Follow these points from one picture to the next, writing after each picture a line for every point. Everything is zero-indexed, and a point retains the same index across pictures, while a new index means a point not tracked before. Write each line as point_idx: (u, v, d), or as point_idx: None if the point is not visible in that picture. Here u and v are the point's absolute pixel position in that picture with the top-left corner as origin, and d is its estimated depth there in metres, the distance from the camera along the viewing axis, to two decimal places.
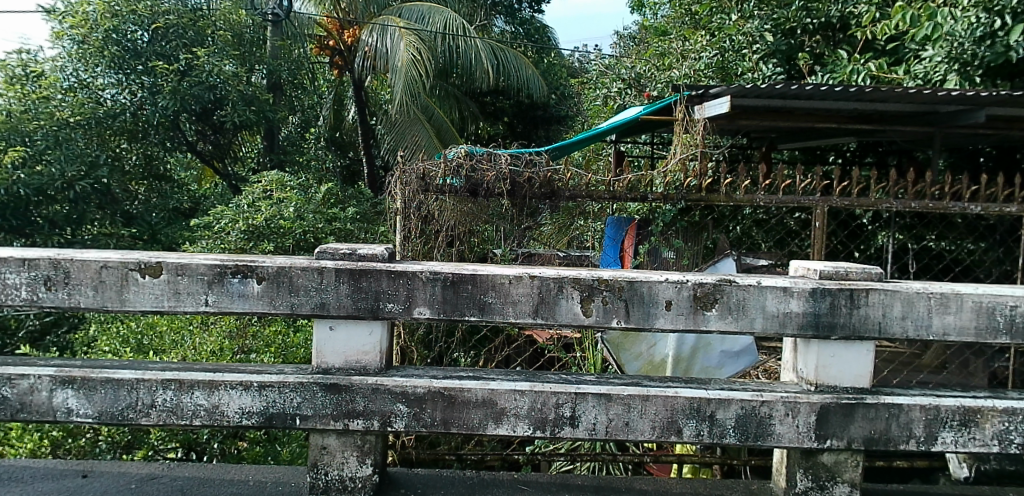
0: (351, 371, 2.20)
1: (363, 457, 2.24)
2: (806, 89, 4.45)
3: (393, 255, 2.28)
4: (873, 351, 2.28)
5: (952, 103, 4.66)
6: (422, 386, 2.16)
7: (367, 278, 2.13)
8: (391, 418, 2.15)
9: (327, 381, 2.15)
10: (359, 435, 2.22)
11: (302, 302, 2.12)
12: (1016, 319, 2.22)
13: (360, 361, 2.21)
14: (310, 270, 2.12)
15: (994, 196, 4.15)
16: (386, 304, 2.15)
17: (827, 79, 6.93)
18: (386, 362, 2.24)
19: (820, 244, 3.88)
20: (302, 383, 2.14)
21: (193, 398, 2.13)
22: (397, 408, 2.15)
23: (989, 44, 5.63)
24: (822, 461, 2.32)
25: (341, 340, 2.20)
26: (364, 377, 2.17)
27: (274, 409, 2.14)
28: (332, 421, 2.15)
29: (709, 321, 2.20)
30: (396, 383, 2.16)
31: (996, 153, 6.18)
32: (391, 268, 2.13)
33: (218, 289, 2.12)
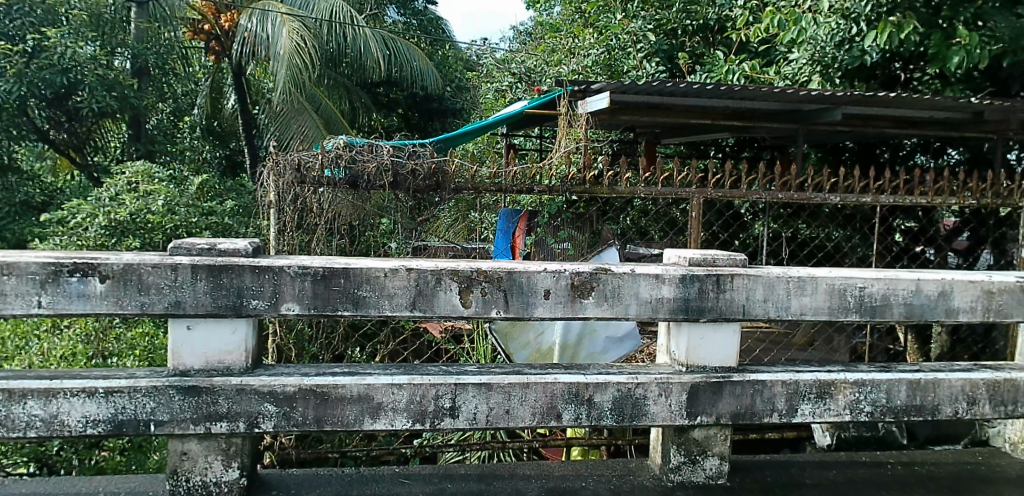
0: (212, 372, 2.11)
1: (229, 461, 2.16)
2: (683, 87, 4.65)
3: (258, 250, 2.21)
4: (738, 332, 2.45)
5: (813, 103, 5.06)
6: (292, 385, 2.09)
7: (229, 273, 2.05)
8: (258, 419, 2.08)
9: (185, 384, 2.04)
10: (223, 439, 2.13)
11: (153, 302, 2.01)
12: (863, 299, 2.49)
13: (222, 361, 2.12)
14: (161, 267, 2.01)
15: (851, 188, 4.50)
16: (250, 301, 2.07)
17: (705, 78, 7.30)
18: (251, 361, 2.16)
19: (697, 233, 4.08)
20: (156, 387, 2.03)
21: (26, 408, 1.97)
22: (264, 408, 2.08)
23: (847, 48, 6.17)
24: (693, 437, 2.49)
25: (201, 340, 2.10)
26: (228, 378, 2.08)
27: (124, 415, 2.02)
28: (192, 426, 2.05)
29: (586, 308, 2.27)
30: (264, 382, 2.08)
31: (857, 147, 6.80)
32: (254, 263, 2.06)
33: (52, 289, 1.96)
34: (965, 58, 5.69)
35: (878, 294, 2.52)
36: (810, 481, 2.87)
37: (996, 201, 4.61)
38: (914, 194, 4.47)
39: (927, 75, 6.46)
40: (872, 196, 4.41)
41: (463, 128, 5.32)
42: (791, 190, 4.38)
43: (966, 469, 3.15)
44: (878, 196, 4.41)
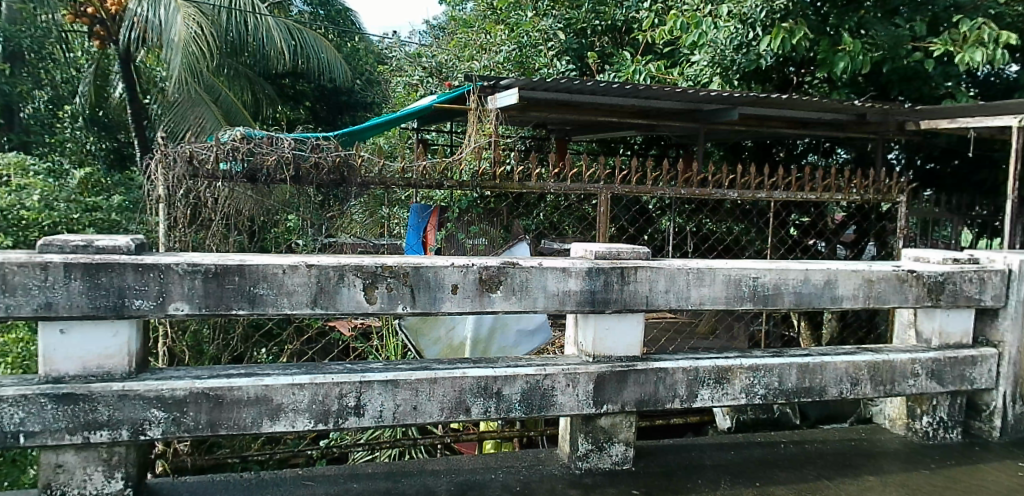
0: (90, 378, 1.97)
1: (111, 471, 2.03)
2: (590, 85, 4.73)
3: (142, 247, 2.09)
4: (642, 322, 2.56)
5: (713, 103, 5.28)
6: (183, 389, 1.99)
7: (107, 272, 1.92)
8: (145, 426, 1.97)
9: (58, 392, 1.90)
10: (104, 448, 2.01)
11: (20, 303, 1.85)
12: (757, 288, 2.69)
13: (101, 366, 1.99)
14: (30, 266, 1.86)
15: (749, 184, 4.71)
16: (133, 302, 1.95)
17: (613, 77, 7.47)
18: (135, 365, 2.04)
19: (606, 228, 4.16)
20: (24, 396, 1.88)
21: None
22: (151, 414, 1.97)
23: (745, 52, 6.51)
24: (600, 425, 2.59)
25: (76, 344, 1.96)
26: (108, 384, 1.95)
27: None
28: (67, 436, 1.92)
29: (494, 302, 2.30)
30: (149, 387, 1.97)
31: (756, 146, 7.16)
32: (136, 260, 1.95)
33: None
34: (849, 64, 6.11)
35: (771, 283, 2.71)
36: (710, 463, 3.01)
37: (877, 197, 4.96)
38: (805, 191, 4.74)
39: (816, 79, 6.91)
40: (767, 192, 4.63)
41: (370, 122, 5.21)
42: (693, 186, 4.54)
43: (850, 446, 3.39)
44: (772, 193, 4.65)
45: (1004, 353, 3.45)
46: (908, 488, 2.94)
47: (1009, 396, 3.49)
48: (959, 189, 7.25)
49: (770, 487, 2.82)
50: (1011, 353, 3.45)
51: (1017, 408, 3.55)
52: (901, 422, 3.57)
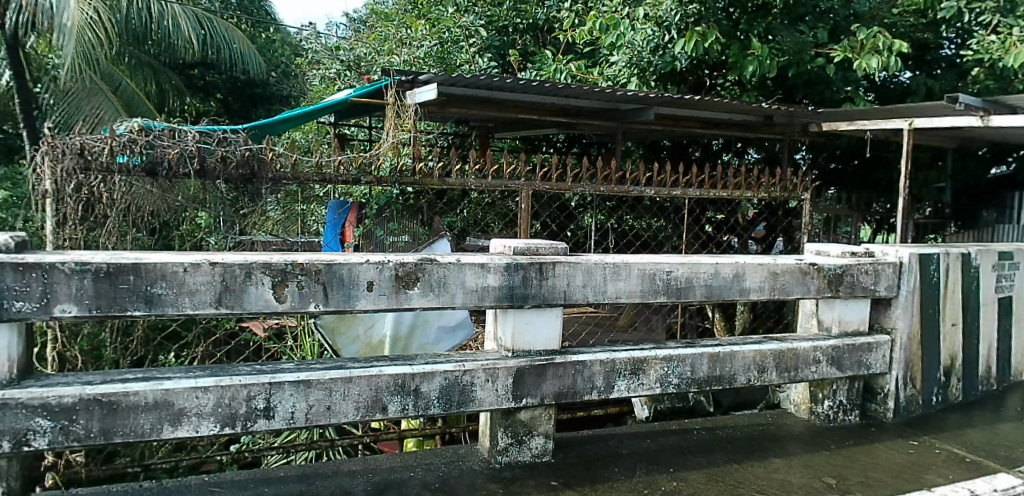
0: None
1: None
2: (509, 82, 4.72)
3: (22, 245, 1.95)
4: (560, 316, 2.63)
5: (630, 102, 5.39)
6: (72, 395, 1.87)
7: None
8: (28, 436, 1.84)
9: None
10: None
11: None
12: (669, 282, 2.81)
13: None
14: None
15: (665, 182, 4.84)
16: (13, 304, 1.82)
17: (535, 75, 7.51)
18: (16, 372, 1.91)
19: (526, 225, 4.19)
20: None
21: None
22: (35, 423, 1.84)
23: (661, 54, 6.72)
24: (520, 419, 2.68)
25: None
26: None
27: None
28: None
29: (412, 298, 2.30)
30: (34, 395, 1.84)
31: (673, 146, 7.38)
32: (17, 260, 1.82)
33: None
34: (758, 68, 6.39)
35: (683, 277, 2.84)
36: (627, 451, 3.09)
37: (784, 194, 5.22)
38: (717, 189, 4.92)
39: (727, 82, 7.21)
40: (682, 190, 4.78)
41: (282, 115, 5.05)
42: (611, 183, 4.64)
43: (758, 430, 3.55)
44: (687, 190, 4.80)
45: (896, 339, 3.69)
46: (809, 468, 3.11)
47: (900, 379, 3.75)
48: (857, 186, 7.72)
49: (683, 472, 2.93)
50: (902, 339, 3.69)
51: (908, 390, 3.82)
52: (805, 407, 3.77)
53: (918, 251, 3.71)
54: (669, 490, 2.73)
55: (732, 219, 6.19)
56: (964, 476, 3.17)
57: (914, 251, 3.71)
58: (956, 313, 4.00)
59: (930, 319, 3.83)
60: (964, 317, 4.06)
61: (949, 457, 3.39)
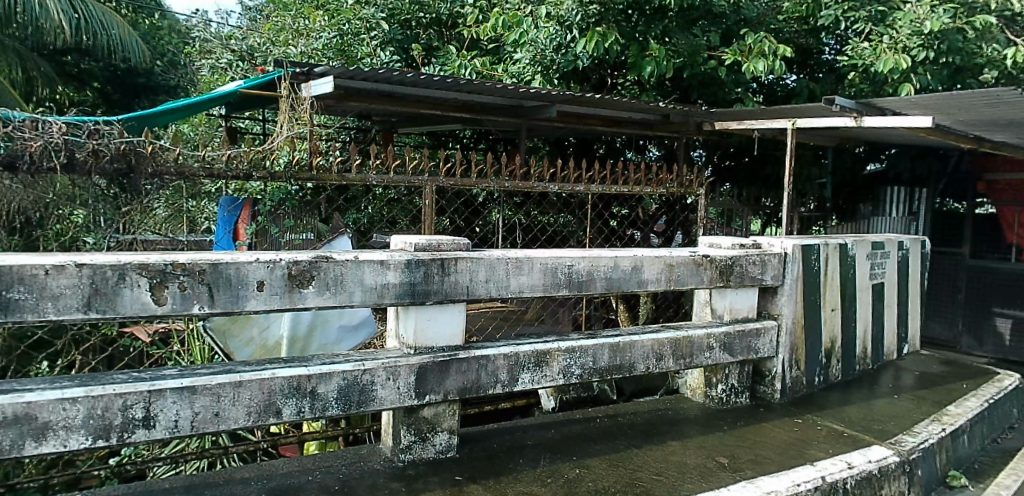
0: None
1: None
2: (410, 77, 4.64)
3: None
4: (463, 311, 2.68)
5: (533, 99, 5.44)
6: None
7: None
8: None
9: None
10: None
11: None
12: (571, 275, 2.89)
13: None
14: None
15: (568, 177, 4.93)
16: None
17: (439, 70, 7.43)
18: None
19: (431, 221, 4.16)
20: None
21: None
22: None
23: (564, 52, 6.84)
24: (423, 416, 2.66)
25: None
26: None
27: None
28: None
29: (306, 298, 2.26)
30: None
31: (578, 142, 7.53)
32: None
33: None
34: (655, 68, 6.63)
35: (584, 270, 2.93)
36: (531, 442, 3.13)
37: (681, 190, 5.45)
38: (619, 185, 5.07)
39: (627, 82, 7.44)
40: (585, 186, 4.88)
41: (166, 106, 4.76)
42: (516, 179, 4.67)
43: (657, 415, 3.69)
44: (589, 186, 4.91)
45: (783, 324, 3.93)
46: (704, 449, 3.27)
47: (785, 362, 4.00)
48: (747, 182, 8.17)
49: (585, 459, 3.00)
50: (787, 324, 3.93)
51: (793, 372, 4.08)
52: (700, 391, 3.96)
53: (800, 243, 3.96)
54: (572, 478, 2.80)
55: (634, 214, 6.40)
56: (841, 449, 3.43)
57: (797, 243, 3.95)
58: (835, 298, 4.30)
59: (812, 306, 4.10)
60: (842, 303, 4.36)
61: (829, 432, 3.65)
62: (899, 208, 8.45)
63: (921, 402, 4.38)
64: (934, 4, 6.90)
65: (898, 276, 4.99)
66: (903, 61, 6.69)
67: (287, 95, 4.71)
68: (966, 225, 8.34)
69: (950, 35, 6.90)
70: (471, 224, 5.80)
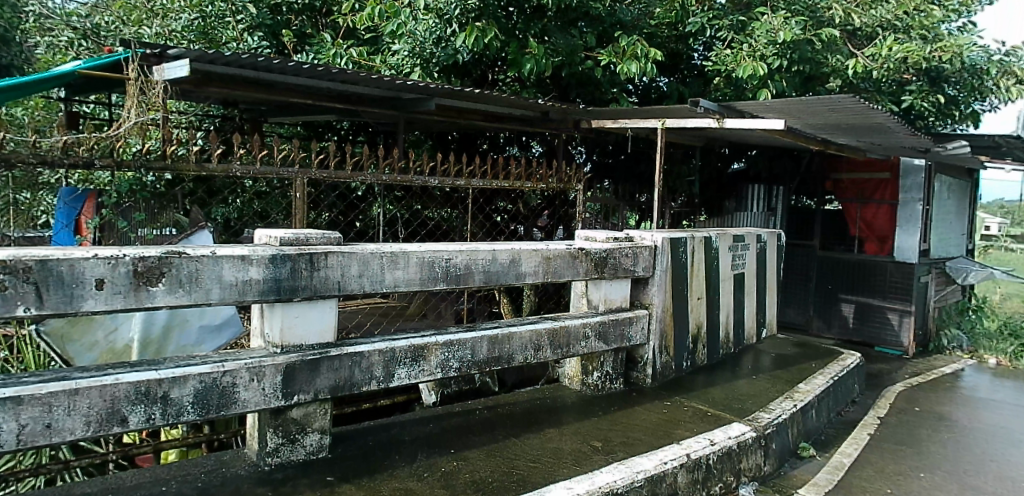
0: None
1: None
2: (277, 63, 4.41)
3: None
4: (335, 308, 2.64)
5: (411, 92, 5.35)
6: None
7: None
8: None
9: None
10: None
11: None
12: (448, 269, 2.89)
13: None
14: None
15: (449, 171, 4.89)
16: None
17: (313, 59, 7.14)
18: None
19: (302, 215, 4.00)
20: None
21: None
22: None
23: (443, 46, 6.81)
24: (292, 417, 2.58)
25: None
26: None
27: None
28: None
29: (156, 296, 2.13)
30: None
31: (460, 137, 7.50)
32: None
33: None
34: (534, 66, 6.74)
35: (461, 264, 2.93)
36: (408, 437, 3.10)
37: (560, 185, 5.60)
38: (499, 180, 5.10)
39: (507, 78, 7.52)
40: (465, 181, 4.87)
41: None
42: (395, 173, 4.59)
43: (535, 404, 3.77)
44: (470, 181, 4.91)
45: (653, 313, 4.12)
46: (580, 434, 3.38)
47: (655, 348, 4.20)
48: (623, 178, 8.49)
49: (463, 452, 3.01)
50: (657, 313, 4.13)
51: (662, 358, 4.29)
52: (577, 379, 4.09)
53: (669, 236, 4.16)
54: (450, 470, 2.80)
55: (517, 209, 6.48)
56: (705, 428, 3.66)
57: (666, 236, 4.15)
58: (700, 287, 4.56)
59: (680, 295, 4.32)
60: (707, 291, 4.64)
61: (694, 412, 3.89)
62: (759, 205, 9.08)
63: (776, 381, 4.75)
64: (786, 16, 7.49)
65: (757, 266, 5.38)
66: (760, 68, 7.22)
67: (136, 78, 4.36)
68: (817, 220, 9.14)
69: (800, 46, 7.52)
70: (351, 219, 5.64)
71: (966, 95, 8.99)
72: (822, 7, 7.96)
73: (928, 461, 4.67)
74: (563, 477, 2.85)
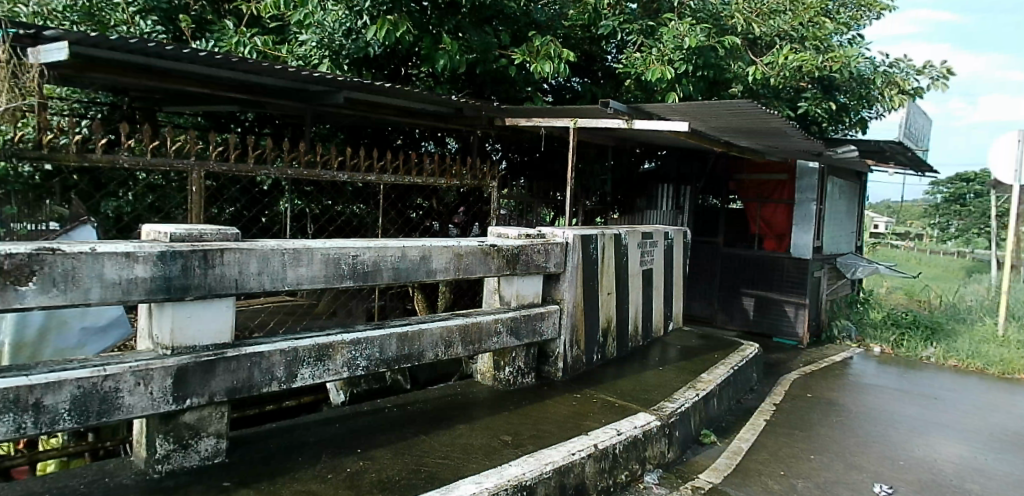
0: None
1: None
2: (170, 50, 4.17)
3: None
4: (232, 307, 2.54)
5: (319, 85, 5.19)
6: None
7: None
8: None
9: None
10: None
11: None
12: (355, 266, 2.83)
13: None
14: None
15: (359, 166, 4.78)
16: None
17: (214, 46, 6.79)
18: None
19: (198, 210, 3.81)
20: None
21: None
22: None
23: (354, 38, 6.67)
24: (184, 422, 2.46)
25: None
26: None
27: None
28: None
29: (25, 297, 2.04)
30: None
31: (372, 131, 7.35)
32: None
33: None
34: (448, 62, 6.70)
35: (370, 261, 2.88)
36: (312, 438, 3.01)
37: (473, 182, 5.58)
38: (411, 176, 5.03)
39: (421, 73, 7.44)
40: (376, 176, 4.77)
41: None
42: (301, 167, 4.43)
43: (446, 401, 3.76)
44: (381, 176, 4.81)
45: (564, 308, 4.18)
46: (490, 429, 3.39)
47: (566, 343, 4.27)
48: (538, 175, 8.58)
49: (370, 451, 2.96)
50: (568, 308, 4.19)
51: (573, 351, 4.37)
52: (489, 374, 4.10)
53: (580, 233, 4.22)
54: (355, 471, 2.75)
55: (432, 205, 6.42)
56: (612, 418, 3.76)
57: (577, 233, 4.22)
58: (610, 283, 4.67)
59: (590, 291, 4.41)
60: (617, 287, 4.76)
61: (602, 404, 3.98)
62: (667, 202, 9.35)
63: (680, 372, 4.93)
64: (692, 23, 7.78)
65: (664, 262, 5.56)
66: (668, 72, 7.47)
67: (7, 61, 4.02)
68: (721, 218, 9.57)
69: (705, 52, 7.84)
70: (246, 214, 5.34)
71: (855, 103, 9.64)
72: (725, 15, 8.33)
73: (817, 444, 4.98)
74: (471, 472, 2.85)
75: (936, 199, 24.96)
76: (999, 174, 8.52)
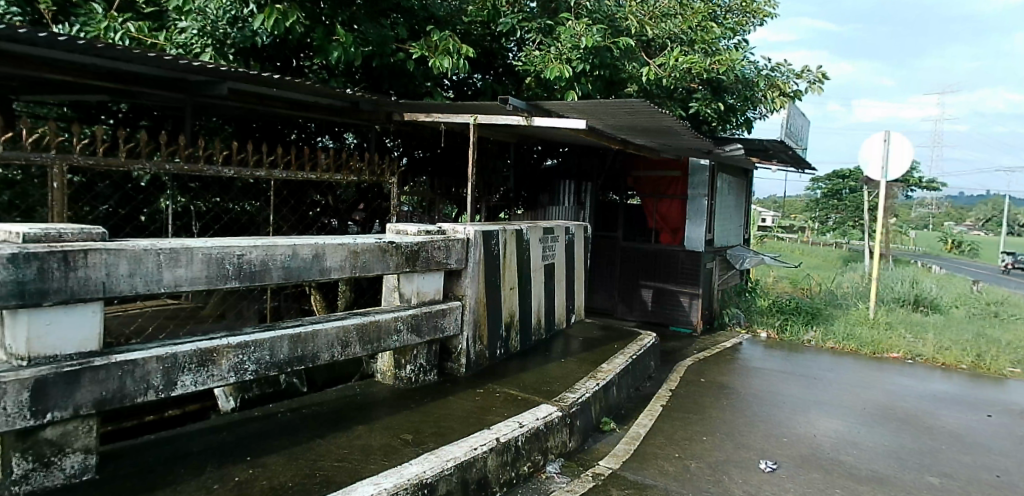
0: None
1: None
2: (25, 33, 3.81)
3: None
4: (99, 312, 2.37)
5: (200, 75, 4.91)
6: None
7: None
8: None
9: None
10: None
11: None
12: (241, 266, 2.70)
13: None
14: None
15: (246, 161, 4.53)
16: None
17: (79, 31, 6.21)
18: None
19: (60, 207, 3.51)
20: None
21: None
22: None
23: (239, 26, 6.41)
24: (45, 438, 2.27)
25: None
26: None
27: None
28: None
29: None
30: None
31: (262, 125, 7.02)
32: None
33: None
34: (343, 55, 6.52)
35: (256, 260, 2.75)
36: (197, 449, 2.85)
37: (372, 177, 5.46)
38: (304, 171, 4.83)
39: (314, 65, 7.17)
40: (266, 171, 4.55)
41: None
42: (181, 161, 4.15)
43: (345, 403, 3.65)
44: (272, 171, 4.60)
45: (466, 304, 4.16)
46: (390, 428, 3.34)
47: (469, 338, 4.24)
48: (440, 171, 8.51)
49: (261, 458, 2.84)
50: (470, 304, 4.18)
51: (476, 347, 4.35)
52: (389, 373, 4.03)
53: (481, 228, 4.21)
54: (244, 480, 2.63)
55: (331, 202, 6.23)
56: (514, 411, 3.79)
57: (478, 228, 4.20)
58: (512, 278, 4.70)
59: (491, 287, 4.40)
60: (518, 282, 4.79)
61: (505, 398, 4.00)
62: (569, 199, 9.67)
63: (582, 363, 5.04)
64: (588, 23, 7.95)
65: (565, 257, 5.64)
66: (566, 70, 7.63)
67: None
68: (620, 213, 9.90)
69: (601, 52, 8.01)
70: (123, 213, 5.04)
71: (741, 104, 10.18)
72: (619, 16, 8.55)
73: (709, 426, 5.23)
74: (369, 474, 2.79)
75: (815, 193, 26.81)
76: (871, 172, 9.24)
